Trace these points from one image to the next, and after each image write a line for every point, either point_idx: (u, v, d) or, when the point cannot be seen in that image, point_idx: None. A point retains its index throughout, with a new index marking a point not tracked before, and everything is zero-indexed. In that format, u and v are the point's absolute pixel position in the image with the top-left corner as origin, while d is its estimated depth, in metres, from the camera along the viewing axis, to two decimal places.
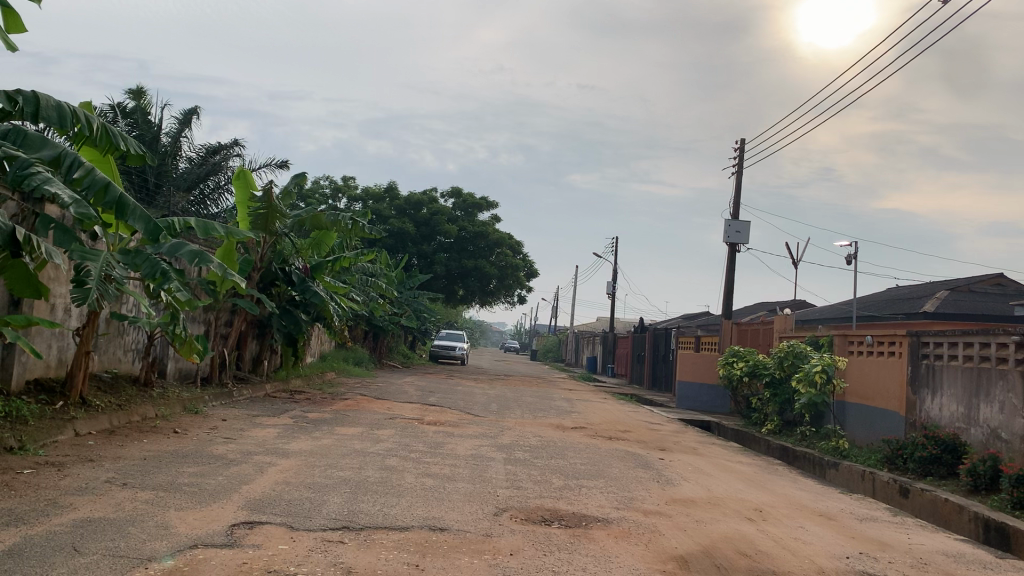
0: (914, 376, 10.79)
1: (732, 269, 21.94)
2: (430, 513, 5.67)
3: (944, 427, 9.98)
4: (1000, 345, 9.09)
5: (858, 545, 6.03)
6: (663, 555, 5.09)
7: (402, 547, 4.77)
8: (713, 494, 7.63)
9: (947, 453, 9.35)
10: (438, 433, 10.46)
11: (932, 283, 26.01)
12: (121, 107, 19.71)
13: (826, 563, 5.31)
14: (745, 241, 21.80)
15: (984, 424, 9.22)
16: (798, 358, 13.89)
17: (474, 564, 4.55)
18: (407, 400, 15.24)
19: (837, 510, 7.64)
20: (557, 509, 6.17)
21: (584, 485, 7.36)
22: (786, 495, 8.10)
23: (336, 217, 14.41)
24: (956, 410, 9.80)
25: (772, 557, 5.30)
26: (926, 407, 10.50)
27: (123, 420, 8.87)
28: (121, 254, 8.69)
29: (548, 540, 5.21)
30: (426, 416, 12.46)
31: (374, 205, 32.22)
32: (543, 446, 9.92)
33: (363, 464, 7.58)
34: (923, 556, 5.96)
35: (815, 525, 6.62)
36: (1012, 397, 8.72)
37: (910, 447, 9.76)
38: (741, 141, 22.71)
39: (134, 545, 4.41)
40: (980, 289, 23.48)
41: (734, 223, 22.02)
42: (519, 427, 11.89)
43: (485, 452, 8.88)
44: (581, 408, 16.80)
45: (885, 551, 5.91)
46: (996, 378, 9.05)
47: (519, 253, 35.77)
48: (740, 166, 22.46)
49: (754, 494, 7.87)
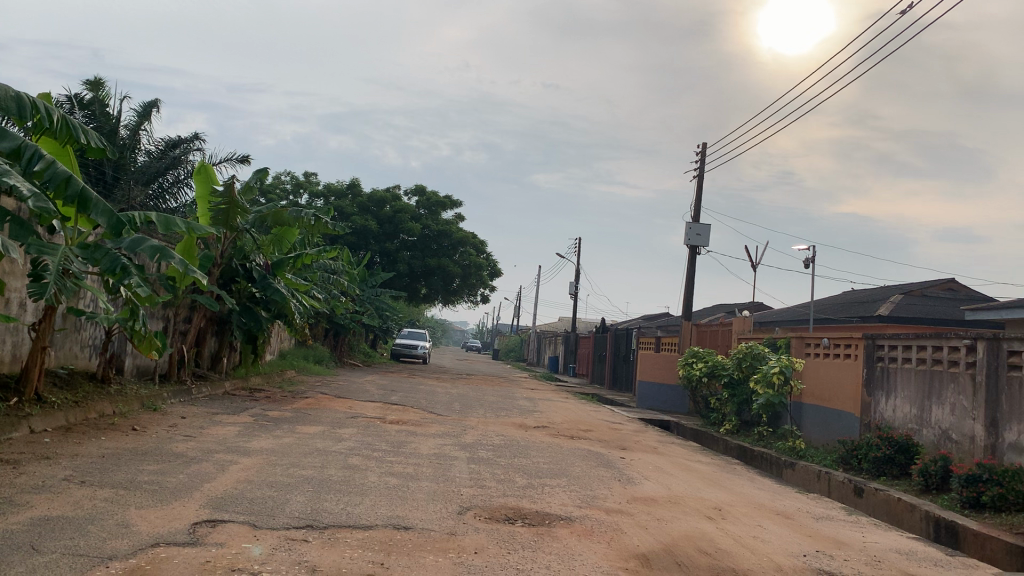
0: (868, 378, 11.04)
1: (693, 271, 22.18)
2: (394, 512, 5.67)
3: (898, 428, 10.21)
4: (951, 348, 9.33)
5: (815, 544, 6.14)
6: (625, 553, 5.14)
7: (366, 546, 4.76)
8: (673, 492, 7.73)
9: (901, 454, 9.54)
10: (401, 432, 10.43)
11: (886, 287, 26.59)
12: (79, 98, 19.27)
13: (784, 561, 5.40)
14: (706, 244, 22.07)
15: (936, 426, 9.46)
16: (756, 360, 14.11)
17: (439, 562, 4.56)
18: (369, 399, 15.19)
19: (794, 509, 7.77)
20: (520, 507, 6.21)
21: (546, 483, 7.41)
22: (744, 495, 8.22)
23: (299, 213, 14.30)
24: (908, 412, 10.04)
25: (731, 555, 5.37)
26: (880, 408, 10.74)
27: (79, 418, 8.72)
28: (79, 249, 8.53)
29: (512, 538, 5.24)
30: (389, 416, 12.43)
31: (335, 201, 31.96)
32: (506, 445, 9.96)
33: (325, 462, 7.55)
34: (878, 554, 6.09)
35: (772, 524, 6.74)
36: (962, 399, 8.97)
37: (864, 447, 9.98)
38: (702, 144, 22.84)
39: (94, 544, 4.35)
40: (933, 294, 23.99)
41: (696, 226, 22.26)
42: (482, 427, 11.92)
43: (449, 452, 8.89)
44: (543, 408, 16.88)
45: (840, 550, 6.03)
46: (947, 381, 9.30)
47: (482, 253, 35.83)
48: (702, 169, 22.71)
49: (713, 493, 7.99)
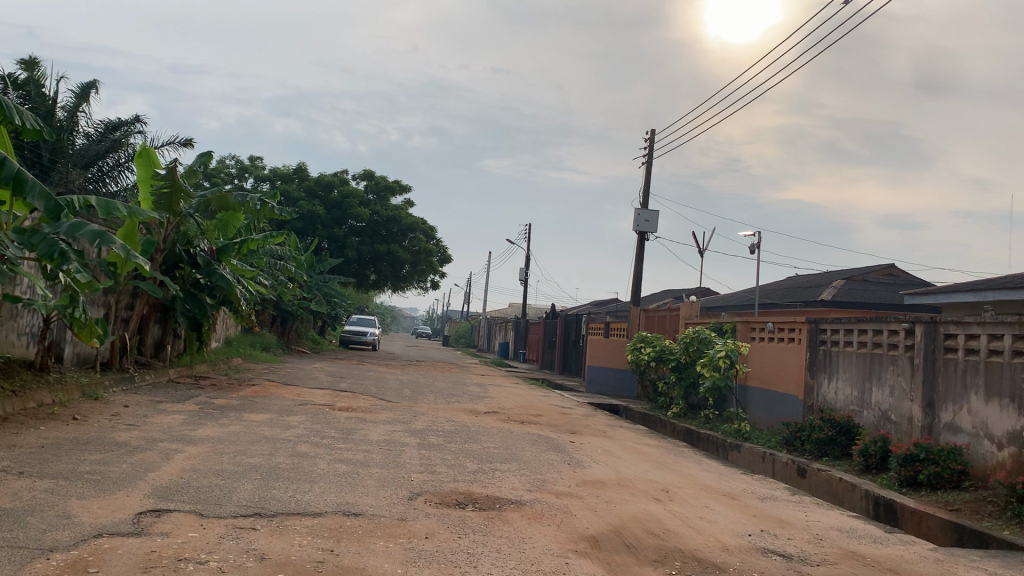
0: (812, 362, 11.29)
1: (642, 257, 22.39)
2: (344, 499, 5.64)
3: (839, 410, 10.47)
4: (891, 332, 9.58)
5: (759, 523, 6.27)
6: (575, 535, 5.19)
7: (315, 533, 4.73)
8: (622, 475, 7.82)
9: (842, 434, 9.78)
10: (350, 419, 10.35)
11: (829, 273, 27.17)
12: (13, 78, 18.61)
13: (729, 540, 5.51)
14: (654, 230, 22.28)
15: (875, 407, 9.72)
16: (702, 344, 14.33)
17: (389, 548, 4.56)
18: (318, 386, 15.04)
19: (739, 490, 7.93)
20: (471, 492, 6.22)
21: (497, 468, 7.43)
22: (691, 477, 8.35)
23: (245, 198, 14.05)
24: (850, 394, 10.30)
25: (678, 535, 5.47)
26: (823, 391, 11.00)
27: (16, 407, 8.47)
28: (14, 233, 8.26)
29: (462, 523, 5.25)
30: (338, 403, 12.32)
31: (282, 186, 31.47)
32: (457, 431, 9.95)
33: (274, 450, 7.46)
34: (819, 532, 6.25)
35: (718, 504, 6.87)
36: (901, 381, 9.23)
37: (807, 429, 10.21)
38: (651, 132, 23.02)
39: (34, 536, 4.24)
40: (873, 279, 24.60)
41: (644, 212, 22.45)
42: (432, 413, 11.89)
43: (399, 438, 8.85)
44: (494, 394, 16.92)
45: (783, 528, 6.17)
46: (887, 364, 9.56)
47: (432, 239, 35.67)
48: (650, 156, 22.87)
49: (661, 475, 8.10)
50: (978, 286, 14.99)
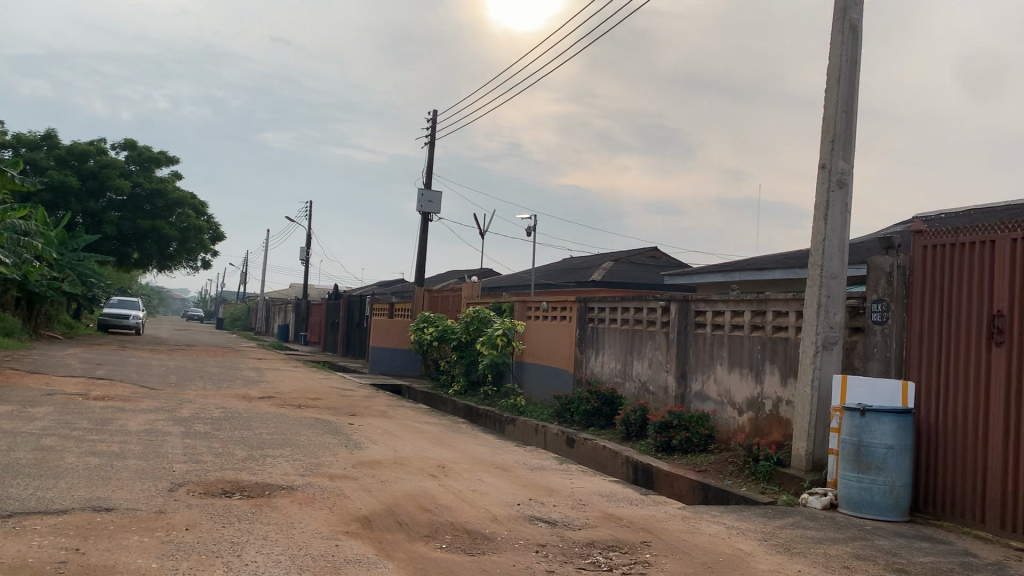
0: (580, 337, 11.90)
1: (424, 237, 22.51)
2: (95, 494, 5.22)
3: (604, 382, 11.13)
4: (651, 309, 10.30)
5: (528, 493, 6.54)
6: (347, 516, 5.15)
7: (58, 532, 4.35)
8: (399, 454, 7.85)
9: (607, 406, 10.39)
10: (106, 408, 9.61)
11: (600, 255, 28.74)
12: None
13: (499, 511, 5.70)
14: (436, 210, 22.45)
15: (636, 378, 10.43)
16: (481, 323, 14.68)
17: (144, 542, 4.28)
18: (71, 374, 13.81)
19: (512, 462, 8.22)
20: (239, 480, 5.99)
21: (269, 453, 7.21)
22: (467, 452, 8.55)
23: None
24: (614, 366, 10.97)
25: (450, 510, 5.58)
26: (590, 364, 11.64)
27: None
28: None
29: (228, 511, 5.05)
30: (93, 392, 11.38)
31: (27, 153, 28.44)
32: (227, 417, 9.53)
33: (13, 445, 6.76)
34: (582, 498, 6.62)
35: (491, 477, 7.08)
36: (658, 354, 9.96)
37: (576, 401, 10.77)
38: (432, 113, 23.13)
39: None
40: (639, 261, 26.31)
41: (426, 193, 22.55)
42: (202, 400, 11.30)
43: (161, 427, 8.33)
44: (270, 378, 16.36)
45: (550, 497, 6.48)
46: (647, 338, 10.27)
47: (204, 216, 33.77)
48: (432, 136, 22.97)
49: (437, 453, 8.22)
50: (727, 268, 16.48)
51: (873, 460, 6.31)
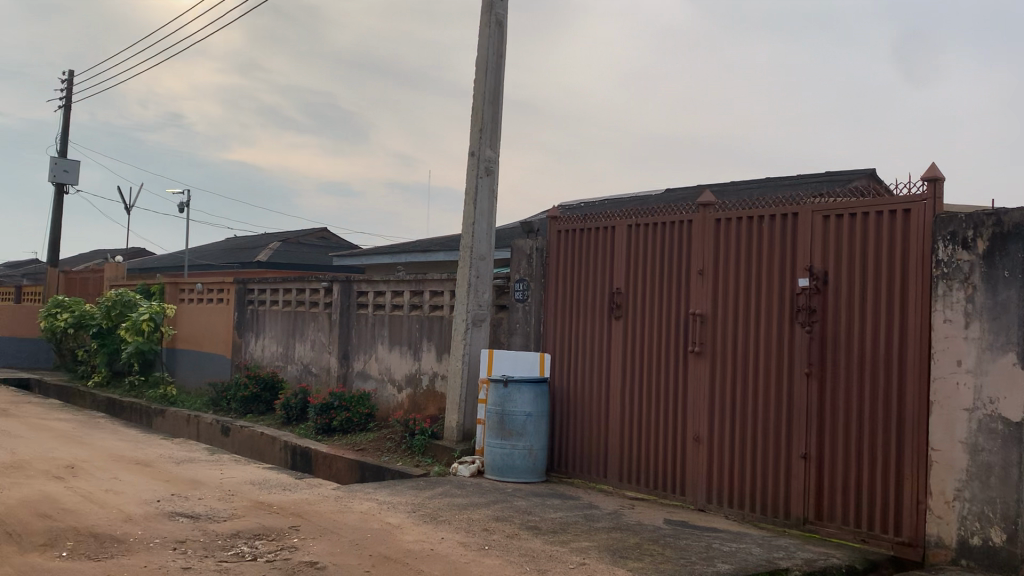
0: (240, 321, 11.41)
1: (60, 212, 20.10)
2: None
3: (265, 366, 10.79)
4: (313, 290, 10.16)
5: (170, 487, 6.12)
6: None
7: None
8: (17, 457, 6.94)
9: (266, 390, 10.09)
10: None
11: (266, 235, 27.77)
12: None
13: (134, 510, 5.27)
14: (74, 182, 20.15)
15: (298, 361, 10.24)
16: (127, 308, 13.46)
17: None
18: None
19: (156, 456, 7.65)
20: None
21: None
22: (104, 448, 7.80)
23: None
24: (275, 350, 10.68)
25: (75, 514, 5.04)
26: (250, 348, 11.21)
27: None
28: None
29: None
30: None
31: None
32: None
33: None
34: (232, 488, 6.35)
35: (129, 474, 6.53)
36: (321, 335, 9.87)
37: (233, 387, 10.32)
38: (68, 72, 20.65)
39: None
40: (307, 242, 25.84)
41: (61, 161, 20.13)
42: None
43: None
44: None
45: (196, 489, 6.12)
46: (308, 320, 10.12)
47: None
48: (68, 99, 20.53)
49: (66, 452, 7.39)
50: (392, 249, 16.77)
51: (514, 427, 6.81)
